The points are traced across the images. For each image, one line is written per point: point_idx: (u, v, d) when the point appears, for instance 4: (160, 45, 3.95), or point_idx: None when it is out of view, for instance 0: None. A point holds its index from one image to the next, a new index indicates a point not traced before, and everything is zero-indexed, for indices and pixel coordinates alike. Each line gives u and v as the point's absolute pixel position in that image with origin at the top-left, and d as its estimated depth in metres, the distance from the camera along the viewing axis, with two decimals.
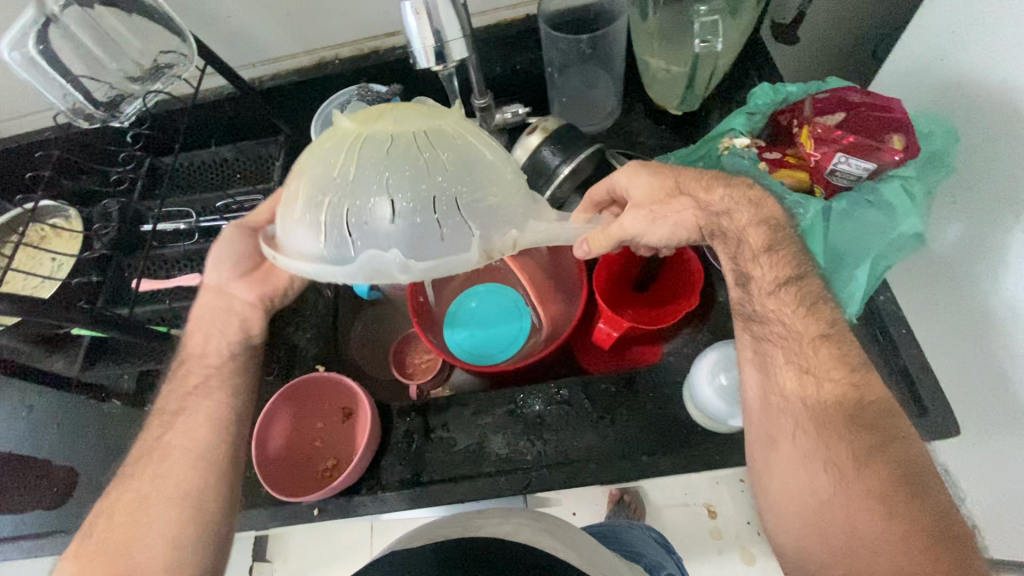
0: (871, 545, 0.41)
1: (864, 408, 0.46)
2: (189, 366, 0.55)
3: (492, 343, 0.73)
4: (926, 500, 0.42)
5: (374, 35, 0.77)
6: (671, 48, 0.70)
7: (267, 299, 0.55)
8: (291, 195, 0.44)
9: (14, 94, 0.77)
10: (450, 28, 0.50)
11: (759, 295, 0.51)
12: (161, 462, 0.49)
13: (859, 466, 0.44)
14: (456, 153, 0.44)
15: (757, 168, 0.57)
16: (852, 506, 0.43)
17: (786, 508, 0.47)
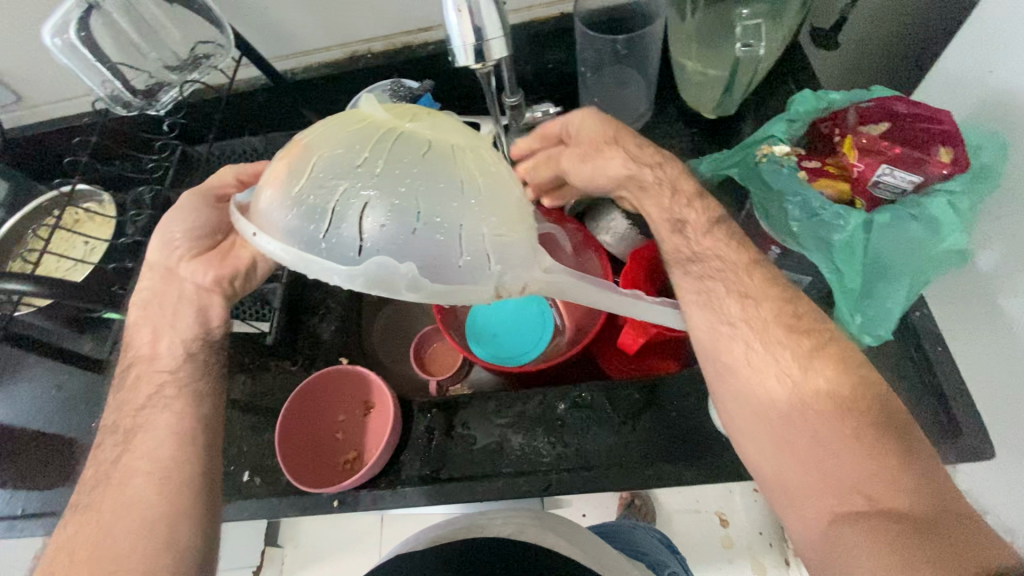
0: (840, 452, 0.40)
1: (801, 317, 0.46)
2: (137, 371, 0.52)
3: (515, 343, 0.73)
4: (873, 395, 0.42)
5: (407, 30, 0.77)
6: (708, 51, 0.69)
7: (223, 282, 0.52)
8: (299, 173, 0.41)
9: (54, 79, 0.79)
10: (491, 26, 0.50)
11: (696, 237, 0.51)
12: (122, 488, 0.46)
13: (807, 371, 0.43)
14: (490, 178, 0.42)
15: (797, 177, 0.55)
16: (812, 416, 0.41)
17: (749, 430, 0.44)
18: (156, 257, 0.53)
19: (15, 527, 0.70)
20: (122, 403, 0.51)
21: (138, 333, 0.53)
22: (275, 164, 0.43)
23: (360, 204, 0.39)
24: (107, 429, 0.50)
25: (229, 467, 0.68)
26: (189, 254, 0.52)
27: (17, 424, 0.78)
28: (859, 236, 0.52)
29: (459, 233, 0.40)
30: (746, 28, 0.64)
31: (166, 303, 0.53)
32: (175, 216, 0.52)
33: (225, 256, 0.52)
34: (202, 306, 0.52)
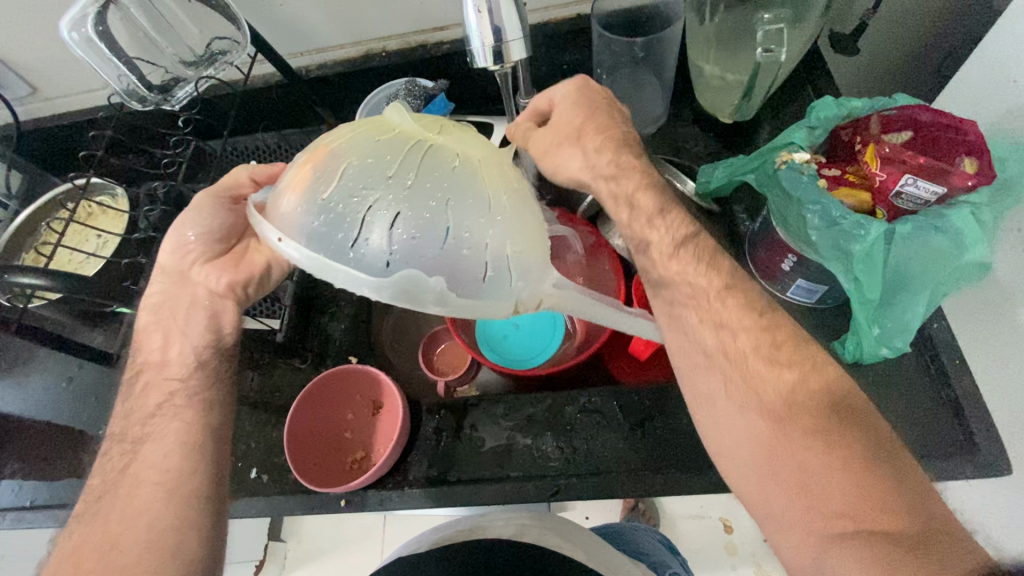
0: (824, 485, 0.38)
1: (780, 345, 0.43)
2: (149, 377, 0.52)
3: (527, 346, 0.73)
4: (860, 420, 0.40)
5: (423, 29, 0.77)
6: (726, 56, 0.68)
7: (238, 288, 0.53)
8: (325, 178, 0.41)
9: (70, 73, 0.79)
10: (511, 28, 0.49)
11: (659, 258, 0.46)
12: (130, 497, 0.45)
13: (788, 403, 0.41)
14: (518, 196, 0.42)
15: (817, 184, 0.54)
16: (800, 449, 0.39)
17: (732, 460, 0.43)
18: (169, 261, 0.54)
19: (24, 518, 0.70)
20: (130, 410, 0.50)
21: (148, 337, 0.53)
22: (300, 168, 0.42)
23: (388, 215, 0.39)
24: (115, 438, 0.50)
25: (236, 464, 0.69)
26: (203, 259, 0.53)
27: (27, 416, 0.78)
28: (879, 246, 0.51)
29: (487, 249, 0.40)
30: (768, 32, 0.62)
31: (176, 308, 0.53)
32: (192, 216, 0.52)
33: (239, 261, 0.54)
34: (215, 310, 0.53)
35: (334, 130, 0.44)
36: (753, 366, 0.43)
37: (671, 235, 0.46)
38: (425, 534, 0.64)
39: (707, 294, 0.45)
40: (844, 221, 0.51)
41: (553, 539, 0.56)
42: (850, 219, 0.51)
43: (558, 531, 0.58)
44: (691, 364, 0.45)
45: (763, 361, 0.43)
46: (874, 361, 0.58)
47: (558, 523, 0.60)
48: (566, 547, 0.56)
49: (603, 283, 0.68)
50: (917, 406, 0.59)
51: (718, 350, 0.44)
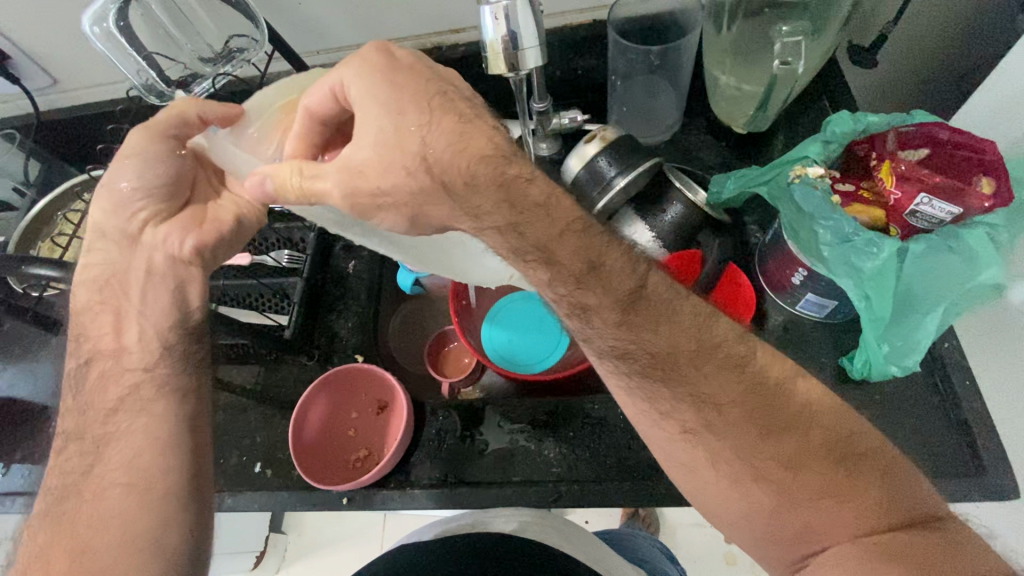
0: (836, 538, 0.39)
1: (775, 407, 0.41)
2: (98, 365, 0.50)
3: (530, 352, 0.72)
4: (868, 468, 0.40)
5: (439, 31, 0.77)
6: (744, 66, 0.68)
7: (205, 249, 0.50)
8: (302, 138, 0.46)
9: (90, 67, 0.80)
10: (527, 35, 0.49)
11: (604, 329, 0.42)
12: (98, 502, 0.45)
13: (790, 469, 0.40)
14: None
15: (830, 201, 0.53)
16: (809, 512, 0.39)
17: (732, 522, 0.43)
18: (111, 222, 0.50)
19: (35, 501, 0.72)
20: (87, 404, 0.49)
21: (95, 319, 0.51)
22: (287, 115, 0.48)
23: None
24: (70, 435, 0.49)
25: (240, 458, 0.69)
26: (154, 219, 0.49)
27: (37, 401, 0.79)
28: (892, 265, 0.51)
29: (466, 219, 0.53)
30: (786, 44, 0.61)
31: (128, 283, 0.50)
32: (126, 163, 0.48)
33: (203, 218, 0.50)
34: (179, 282, 0.50)
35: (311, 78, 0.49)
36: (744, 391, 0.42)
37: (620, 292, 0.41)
38: (425, 528, 0.64)
39: (676, 357, 0.42)
40: (857, 238, 0.51)
41: (554, 537, 0.57)
42: (863, 236, 0.50)
43: (557, 530, 0.59)
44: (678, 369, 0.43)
45: (754, 419, 0.41)
46: (884, 377, 0.58)
47: (558, 521, 0.61)
48: (567, 545, 0.57)
49: None
50: (925, 427, 0.59)
51: (709, 377, 0.42)
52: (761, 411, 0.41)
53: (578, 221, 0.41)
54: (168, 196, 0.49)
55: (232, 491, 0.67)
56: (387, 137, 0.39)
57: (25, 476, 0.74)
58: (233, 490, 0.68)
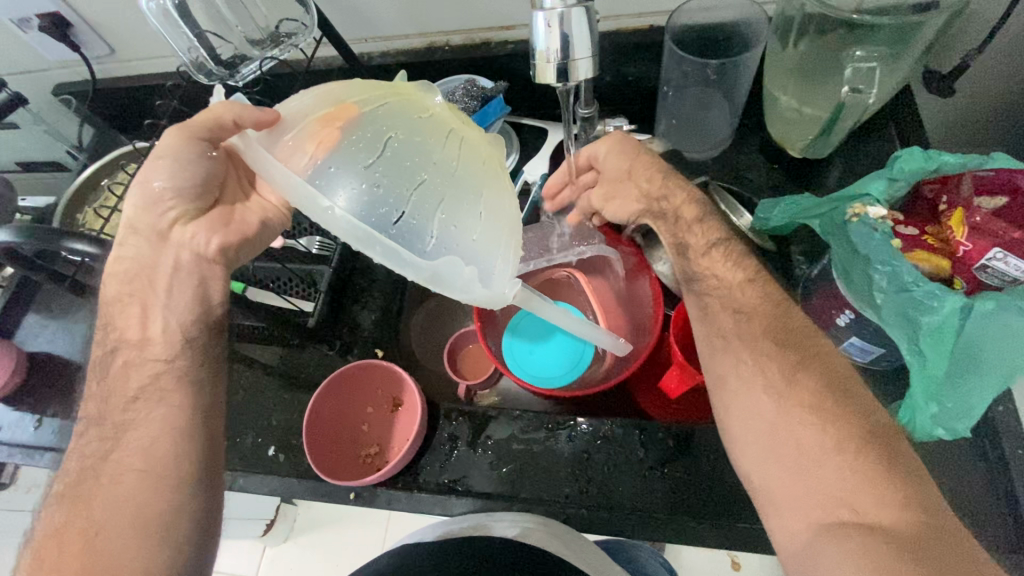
0: (825, 466, 0.43)
1: (790, 332, 0.50)
2: (133, 352, 0.51)
3: (545, 365, 0.69)
4: (902, 458, 0.43)
5: (489, 27, 0.75)
6: (807, 88, 0.64)
7: (229, 251, 0.51)
8: (332, 138, 0.40)
9: (143, 39, 0.81)
10: (581, 45, 0.46)
11: (694, 258, 0.56)
12: (114, 486, 0.46)
13: (791, 381, 0.47)
14: (497, 192, 0.43)
15: (890, 245, 0.49)
16: (825, 464, 0.44)
17: (743, 438, 0.48)
18: (142, 217, 0.50)
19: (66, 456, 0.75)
20: (110, 392, 0.50)
21: (123, 311, 0.51)
22: (323, 125, 0.40)
23: (361, 179, 0.39)
24: (93, 420, 0.50)
25: (256, 440, 0.70)
26: (183, 218, 0.50)
27: (76, 360, 0.83)
28: (952, 322, 0.46)
29: (491, 225, 0.42)
30: (858, 71, 0.58)
31: (176, 273, 0.51)
32: (160, 164, 0.47)
33: (230, 218, 0.52)
34: (203, 279, 0.51)
35: (352, 87, 0.42)
36: (812, 358, 0.48)
37: (706, 236, 0.56)
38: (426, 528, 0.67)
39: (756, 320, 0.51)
40: (916, 289, 0.47)
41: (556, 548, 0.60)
42: (923, 288, 0.46)
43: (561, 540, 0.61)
44: (737, 336, 0.51)
45: (770, 358, 0.49)
46: (924, 440, 0.53)
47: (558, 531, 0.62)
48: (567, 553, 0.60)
49: (639, 305, 0.70)
50: (967, 493, 0.55)
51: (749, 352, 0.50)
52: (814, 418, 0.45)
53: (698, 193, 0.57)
54: (197, 198, 0.49)
55: (246, 471, 0.68)
56: (621, 160, 0.57)
57: (53, 434, 0.77)
58: (246, 471, 0.69)
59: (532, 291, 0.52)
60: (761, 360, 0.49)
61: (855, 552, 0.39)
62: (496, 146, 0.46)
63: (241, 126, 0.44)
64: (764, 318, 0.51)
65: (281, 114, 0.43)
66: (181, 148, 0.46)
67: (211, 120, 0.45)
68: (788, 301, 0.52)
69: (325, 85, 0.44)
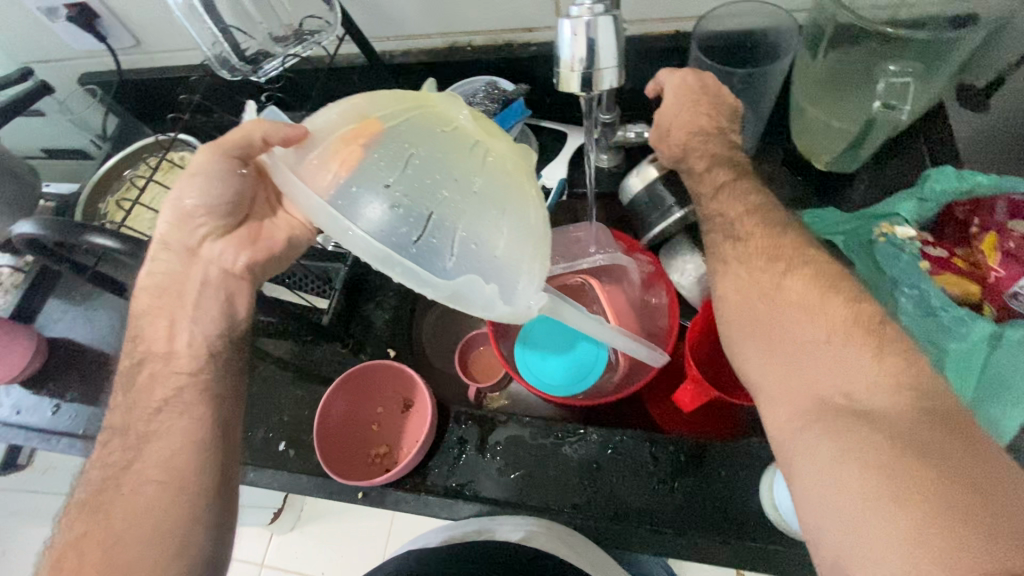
0: (815, 355, 0.42)
1: (780, 246, 0.49)
2: (155, 365, 0.51)
3: (567, 376, 0.68)
4: (897, 344, 0.41)
5: (513, 28, 0.74)
6: (836, 100, 0.62)
7: (255, 267, 0.53)
8: (354, 156, 0.40)
9: (168, 32, 0.82)
10: (607, 55, 0.46)
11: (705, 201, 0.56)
12: (133, 496, 0.46)
13: (780, 283, 0.46)
14: (523, 205, 0.42)
15: (918, 266, 0.49)
16: (816, 356, 0.42)
17: (738, 341, 0.48)
18: (173, 233, 0.51)
19: (82, 443, 0.76)
20: (133, 403, 0.50)
21: (152, 324, 0.52)
22: (346, 142, 0.41)
23: (383, 198, 0.40)
24: (116, 429, 0.50)
25: (267, 435, 0.71)
26: (214, 235, 0.52)
27: (94, 349, 0.84)
28: (980, 349, 0.45)
29: (514, 241, 0.41)
30: (891, 86, 0.57)
31: (199, 278, 0.52)
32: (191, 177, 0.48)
33: (258, 236, 0.53)
34: (229, 294, 0.53)
35: (376, 104, 0.43)
36: (801, 265, 0.47)
37: (714, 182, 0.55)
38: (431, 532, 0.67)
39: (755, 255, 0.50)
40: (943, 314, 0.46)
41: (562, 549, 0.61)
42: (951, 313, 0.46)
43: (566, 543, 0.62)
44: (736, 258, 0.51)
45: (761, 278, 0.48)
46: None
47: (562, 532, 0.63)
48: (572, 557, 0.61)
49: (655, 313, 0.70)
50: None
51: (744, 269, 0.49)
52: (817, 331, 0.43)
53: (726, 159, 0.57)
54: (228, 216, 0.51)
55: (258, 466, 0.69)
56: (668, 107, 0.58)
57: (71, 419, 0.78)
58: (257, 464, 0.69)
59: (572, 306, 0.50)
60: (753, 271, 0.49)
61: (845, 436, 0.38)
62: (525, 155, 0.46)
63: (266, 144, 0.44)
64: (761, 241, 0.50)
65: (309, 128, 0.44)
66: (208, 165, 0.47)
67: (241, 137, 0.45)
68: (786, 228, 0.51)
69: (351, 100, 0.44)
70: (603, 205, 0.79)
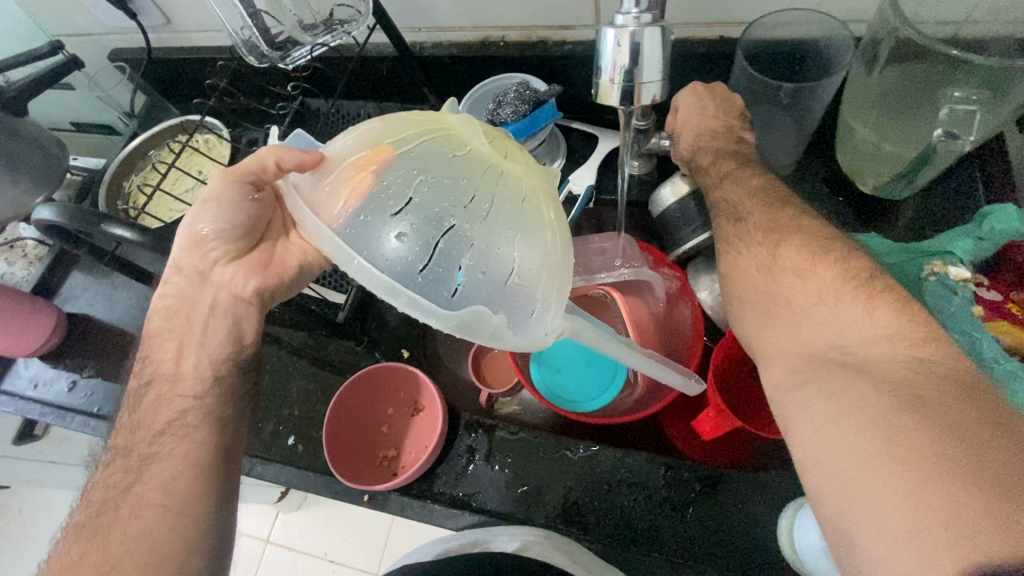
0: (811, 317, 0.42)
1: (779, 215, 0.49)
2: (161, 389, 0.51)
3: (581, 391, 0.66)
4: (892, 296, 0.40)
5: (548, 25, 0.71)
6: (892, 120, 0.58)
7: (264, 293, 0.52)
8: (362, 184, 0.40)
9: (197, 11, 0.80)
10: (651, 69, 0.43)
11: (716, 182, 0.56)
12: (131, 520, 0.45)
13: (775, 249, 0.47)
14: (537, 230, 0.40)
15: (970, 311, 0.48)
16: (808, 316, 0.42)
17: (741, 311, 0.48)
18: (187, 258, 0.51)
19: (95, 422, 0.77)
20: (139, 424, 0.50)
21: (162, 345, 0.52)
22: (358, 170, 0.40)
23: (390, 227, 0.39)
24: (121, 451, 0.50)
25: (276, 428, 0.71)
26: (226, 259, 0.51)
27: (113, 325, 0.84)
28: None
29: (525, 271, 0.39)
30: (955, 113, 0.52)
31: (207, 280, 0.51)
32: (206, 207, 0.49)
33: (269, 262, 0.52)
34: (236, 321, 0.52)
35: (390, 129, 0.42)
36: (796, 232, 0.47)
37: (719, 173, 0.56)
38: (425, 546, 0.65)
39: (752, 225, 0.50)
40: (995, 366, 0.44)
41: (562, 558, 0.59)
42: (1004, 366, 0.44)
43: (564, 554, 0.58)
44: (736, 236, 0.51)
45: (756, 250, 0.49)
46: None
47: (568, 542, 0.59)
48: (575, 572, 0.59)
49: (679, 332, 0.67)
50: None
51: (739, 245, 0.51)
52: (812, 284, 0.43)
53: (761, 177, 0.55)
54: (238, 240, 0.51)
55: (265, 460, 0.68)
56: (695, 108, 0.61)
57: (87, 396, 0.79)
58: (264, 457, 0.69)
59: (593, 332, 0.46)
60: (752, 247, 0.49)
61: (833, 391, 0.38)
62: (545, 176, 0.43)
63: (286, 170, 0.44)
64: (761, 216, 0.50)
65: (325, 155, 0.43)
66: (225, 193, 0.48)
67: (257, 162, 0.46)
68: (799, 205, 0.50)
69: (367, 124, 0.44)
70: (631, 214, 0.76)
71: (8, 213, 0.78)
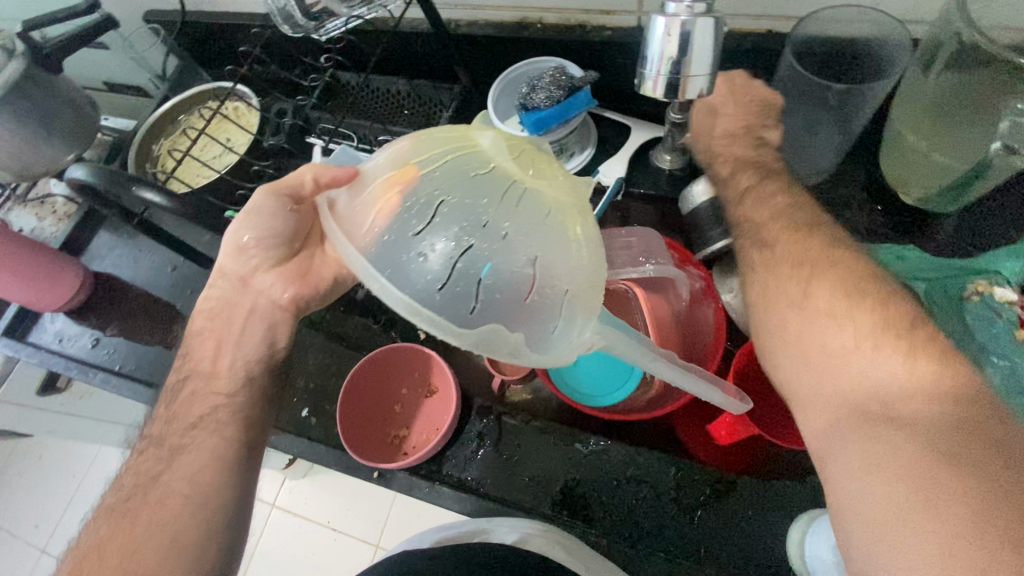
0: (847, 363, 0.39)
1: (811, 244, 0.45)
2: (197, 388, 0.51)
3: (596, 383, 0.64)
4: (932, 343, 0.37)
5: (589, 9, 0.69)
6: (944, 129, 0.55)
7: (300, 301, 0.52)
8: (388, 204, 0.40)
9: None
10: (700, 62, 0.42)
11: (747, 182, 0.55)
12: (158, 508, 0.46)
13: (806, 283, 0.43)
14: (559, 246, 0.39)
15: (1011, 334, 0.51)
16: (842, 363, 0.39)
17: (770, 345, 0.45)
18: (229, 264, 0.52)
19: (117, 381, 0.78)
20: (174, 416, 0.51)
21: (202, 343, 0.53)
22: (385, 187, 0.40)
23: (412, 247, 0.38)
24: (154, 440, 0.51)
25: (292, 399, 0.71)
26: (266, 266, 0.51)
27: (139, 288, 0.85)
28: None
29: (546, 288, 0.39)
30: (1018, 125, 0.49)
31: (250, 282, 0.52)
32: (250, 218, 0.49)
33: (307, 272, 0.52)
34: (272, 325, 0.52)
35: (418, 146, 0.42)
36: (830, 266, 0.43)
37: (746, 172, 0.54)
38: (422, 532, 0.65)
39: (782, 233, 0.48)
40: None
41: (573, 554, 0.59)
42: None
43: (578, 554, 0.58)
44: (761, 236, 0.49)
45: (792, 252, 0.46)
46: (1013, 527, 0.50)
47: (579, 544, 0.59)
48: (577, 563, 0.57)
49: (700, 332, 0.66)
50: None
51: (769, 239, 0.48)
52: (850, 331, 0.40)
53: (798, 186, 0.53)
54: (279, 248, 0.51)
55: (282, 432, 0.69)
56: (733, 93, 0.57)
57: (109, 353, 0.81)
58: (281, 428, 0.70)
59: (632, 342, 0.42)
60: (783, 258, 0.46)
61: (872, 446, 0.36)
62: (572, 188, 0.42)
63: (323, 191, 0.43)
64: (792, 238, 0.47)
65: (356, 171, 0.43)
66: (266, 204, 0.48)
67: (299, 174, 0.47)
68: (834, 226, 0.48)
69: (397, 140, 0.44)
70: (659, 209, 0.75)
71: (41, 169, 0.80)
